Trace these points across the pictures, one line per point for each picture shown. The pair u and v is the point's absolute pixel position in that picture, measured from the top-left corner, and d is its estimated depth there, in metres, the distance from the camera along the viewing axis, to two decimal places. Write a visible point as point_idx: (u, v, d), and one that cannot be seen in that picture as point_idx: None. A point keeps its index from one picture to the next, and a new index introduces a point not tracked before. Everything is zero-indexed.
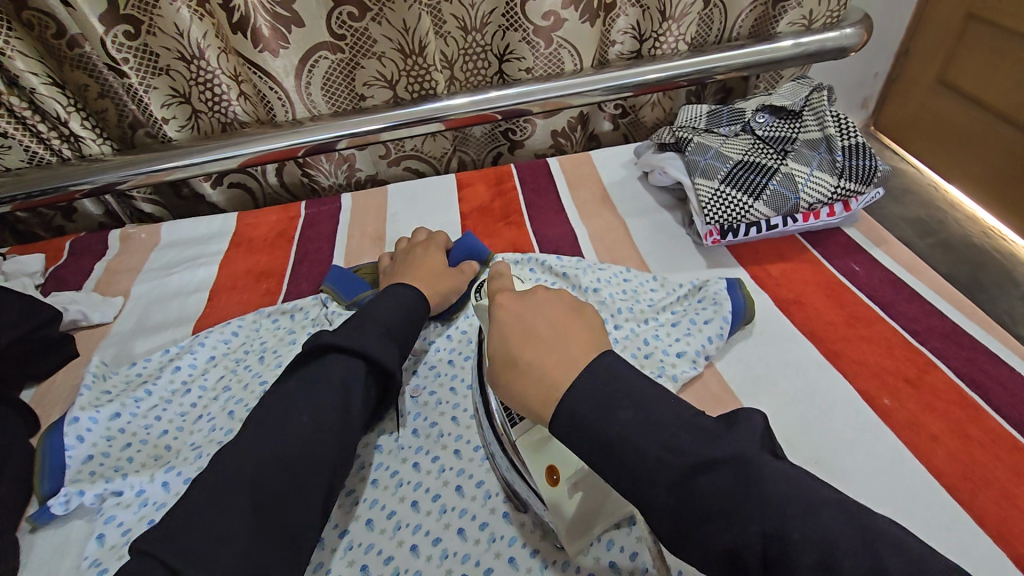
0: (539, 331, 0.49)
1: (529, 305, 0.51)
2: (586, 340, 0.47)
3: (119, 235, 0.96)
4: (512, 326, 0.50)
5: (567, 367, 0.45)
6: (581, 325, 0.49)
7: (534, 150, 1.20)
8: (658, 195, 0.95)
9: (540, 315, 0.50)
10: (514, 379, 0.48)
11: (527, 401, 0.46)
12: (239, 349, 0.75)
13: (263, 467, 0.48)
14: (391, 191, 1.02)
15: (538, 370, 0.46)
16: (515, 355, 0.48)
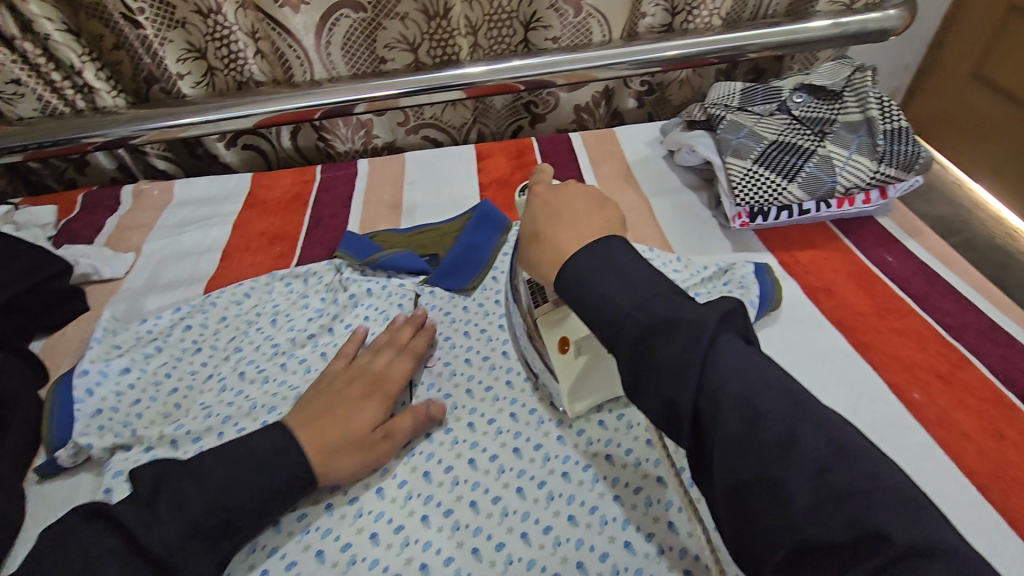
0: (565, 215, 0.51)
1: (560, 194, 0.53)
2: (602, 226, 0.49)
3: (132, 191, 0.94)
4: (540, 208, 0.53)
5: (579, 241, 0.47)
6: (604, 212, 0.51)
7: (556, 124, 1.17)
8: (683, 174, 0.92)
9: (571, 203, 0.52)
10: (535, 249, 0.51)
11: (540, 265, 0.50)
12: (252, 310, 0.73)
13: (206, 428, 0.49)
14: (409, 159, 0.99)
15: (554, 240, 0.49)
16: (543, 230, 0.51)
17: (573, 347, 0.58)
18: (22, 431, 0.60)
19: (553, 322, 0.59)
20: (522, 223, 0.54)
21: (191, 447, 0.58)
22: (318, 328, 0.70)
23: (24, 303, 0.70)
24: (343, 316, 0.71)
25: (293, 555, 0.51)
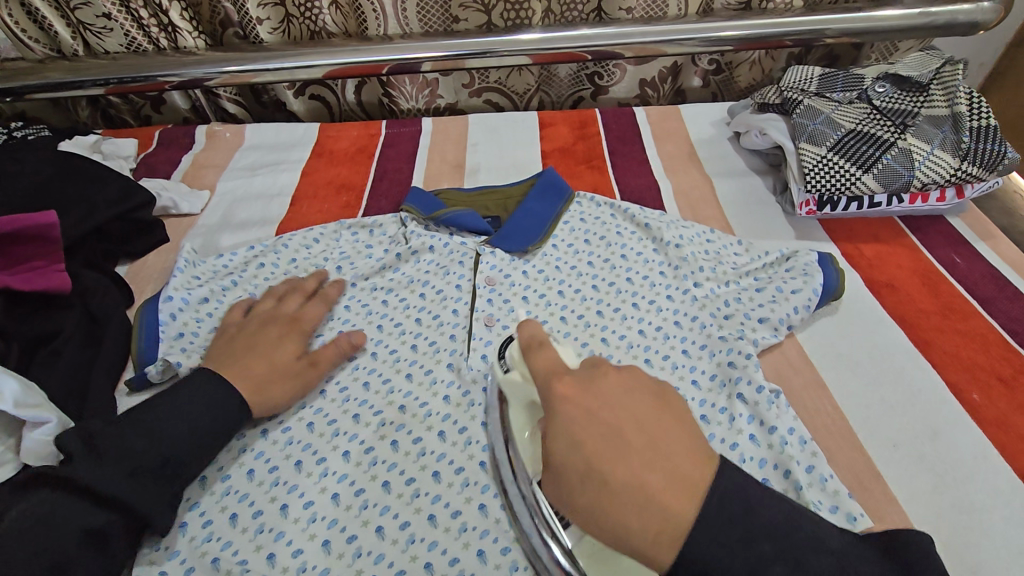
0: (631, 435, 0.37)
1: (599, 396, 0.40)
2: (691, 450, 0.37)
3: (206, 131, 0.97)
4: (583, 425, 0.38)
5: (685, 492, 0.35)
6: (668, 422, 0.39)
7: (618, 98, 1.16)
8: (747, 158, 0.91)
9: (627, 412, 0.39)
10: (612, 503, 0.36)
11: (631, 537, 0.35)
12: (320, 255, 0.76)
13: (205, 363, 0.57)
14: (472, 121, 1.01)
15: (638, 491, 0.35)
16: (605, 465, 0.36)
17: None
18: (113, 347, 0.64)
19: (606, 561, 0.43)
20: (562, 461, 0.38)
21: None
22: (383, 276, 0.74)
23: (113, 228, 0.74)
24: (406, 268, 0.74)
25: (360, 483, 0.54)
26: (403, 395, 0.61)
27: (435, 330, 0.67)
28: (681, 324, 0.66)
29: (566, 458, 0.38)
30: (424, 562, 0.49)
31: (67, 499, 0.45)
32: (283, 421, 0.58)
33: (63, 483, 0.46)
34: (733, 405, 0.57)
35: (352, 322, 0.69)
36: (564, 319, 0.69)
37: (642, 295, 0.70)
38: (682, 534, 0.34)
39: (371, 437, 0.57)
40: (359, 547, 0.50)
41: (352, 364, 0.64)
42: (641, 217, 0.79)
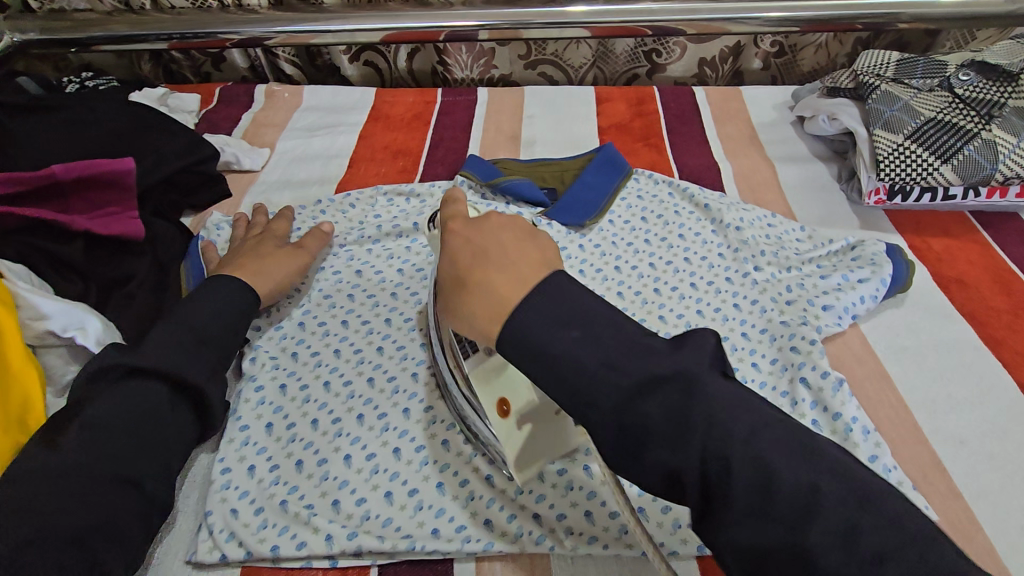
0: (494, 251, 0.42)
1: (480, 227, 0.44)
2: (541, 257, 0.41)
3: (264, 90, 0.98)
4: (461, 245, 0.44)
5: (519, 285, 0.39)
6: (533, 245, 0.42)
7: (675, 77, 1.13)
8: (810, 143, 0.88)
9: (497, 233, 0.43)
10: (463, 297, 0.41)
11: (473, 316, 0.40)
12: (376, 217, 0.76)
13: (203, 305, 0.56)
14: (528, 93, 1.00)
15: (485, 281, 0.40)
16: (463, 269, 0.42)
17: (515, 410, 0.46)
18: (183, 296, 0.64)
19: (488, 378, 0.47)
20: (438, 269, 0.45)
21: (321, 329, 0.64)
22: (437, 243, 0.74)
23: (180, 180, 0.76)
24: None
25: (421, 439, 0.54)
26: None
27: None
28: (740, 306, 0.65)
29: (443, 268, 0.44)
30: (483, 520, 0.50)
31: (160, 400, 0.49)
32: (343, 374, 0.60)
33: (149, 384, 0.49)
34: (796, 389, 0.57)
35: (406, 283, 0.69)
36: (621, 294, 0.68)
37: (700, 275, 0.69)
38: (510, 315, 0.38)
39: (429, 396, 0.57)
40: (421, 499, 0.51)
41: (408, 323, 0.64)
42: (701, 197, 0.77)
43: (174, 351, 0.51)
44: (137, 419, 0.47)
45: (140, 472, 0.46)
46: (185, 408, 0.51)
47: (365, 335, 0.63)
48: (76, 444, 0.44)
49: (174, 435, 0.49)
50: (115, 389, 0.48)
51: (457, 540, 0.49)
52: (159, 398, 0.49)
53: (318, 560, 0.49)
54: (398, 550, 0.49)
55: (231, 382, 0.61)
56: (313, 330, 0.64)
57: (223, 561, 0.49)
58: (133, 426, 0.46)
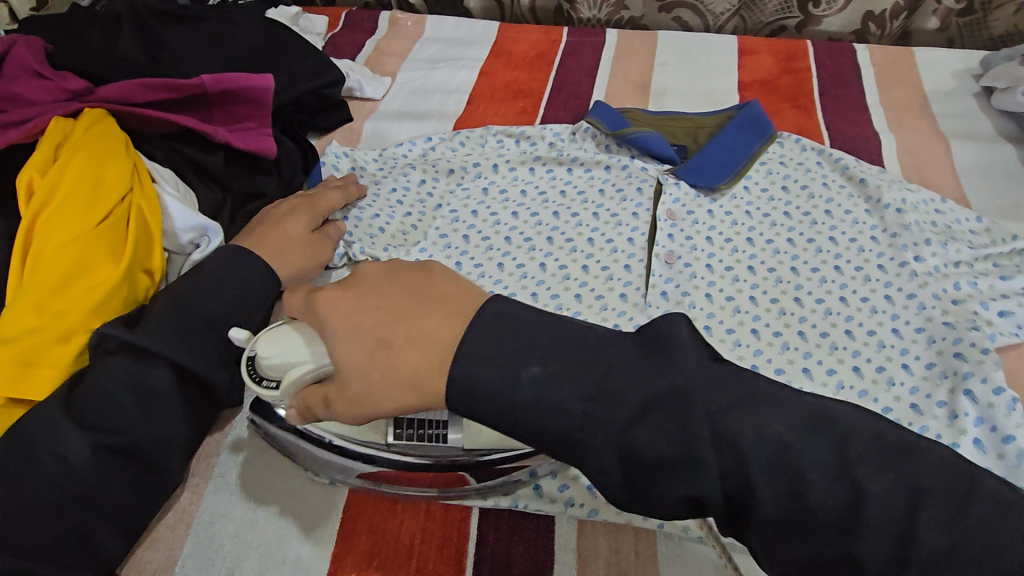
0: (399, 310, 0.38)
1: (358, 285, 0.40)
2: (452, 297, 0.38)
3: (388, 18, 0.96)
4: (354, 314, 0.38)
5: (446, 323, 0.36)
6: (423, 284, 0.39)
7: (830, 32, 0.99)
8: (995, 120, 0.76)
9: (377, 291, 0.39)
10: (399, 372, 0.36)
11: (364, 395, 0.37)
12: (493, 155, 0.74)
13: (206, 268, 0.52)
14: (662, 38, 0.91)
15: (397, 347, 0.36)
16: (377, 337, 0.37)
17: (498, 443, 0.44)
18: None
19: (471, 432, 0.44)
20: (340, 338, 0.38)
21: None
22: (552, 189, 0.70)
23: (307, 101, 0.76)
24: (577, 185, 0.70)
25: None
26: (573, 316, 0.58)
27: (610, 258, 0.63)
28: (893, 299, 0.58)
29: (350, 355, 0.37)
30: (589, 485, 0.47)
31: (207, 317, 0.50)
32: None
33: (222, 293, 0.51)
34: (957, 401, 0.49)
35: (518, 229, 0.67)
36: (752, 269, 0.62)
37: (847, 258, 0.62)
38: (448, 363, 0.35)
39: None
40: None
41: (520, 271, 0.63)
42: (857, 170, 0.69)
43: (240, 266, 0.53)
44: (192, 326, 0.48)
45: (198, 375, 0.48)
46: (211, 353, 0.49)
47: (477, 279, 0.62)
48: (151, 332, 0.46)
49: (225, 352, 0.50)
50: (178, 291, 0.50)
51: (560, 501, 0.47)
52: (219, 306, 0.51)
53: (420, 493, 0.47)
54: (499, 501, 0.47)
55: None
56: None
57: (331, 482, 0.48)
58: (193, 328, 0.48)
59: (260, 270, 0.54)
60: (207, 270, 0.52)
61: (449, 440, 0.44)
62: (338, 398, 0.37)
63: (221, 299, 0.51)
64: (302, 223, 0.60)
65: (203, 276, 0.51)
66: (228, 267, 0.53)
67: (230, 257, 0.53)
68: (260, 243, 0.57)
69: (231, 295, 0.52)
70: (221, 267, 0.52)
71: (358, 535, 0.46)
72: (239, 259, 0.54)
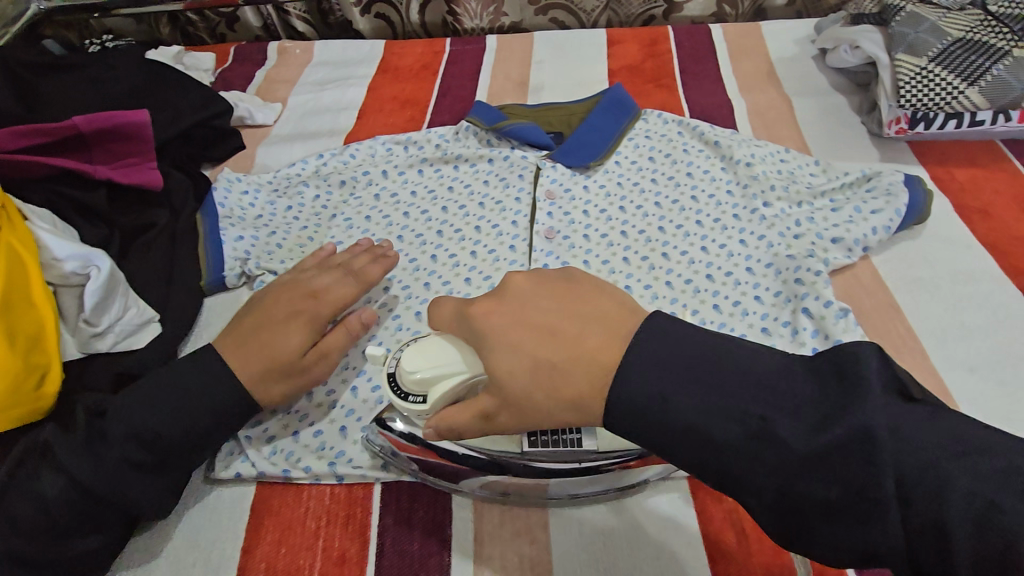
0: (561, 323, 0.38)
1: (512, 300, 0.41)
2: (614, 314, 0.38)
3: (277, 48, 1.00)
4: (512, 327, 0.39)
5: (615, 346, 0.36)
6: (572, 300, 0.40)
7: (692, 16, 1.07)
8: (831, 77, 0.85)
9: (533, 304, 0.40)
10: (563, 392, 0.36)
11: (530, 409, 0.37)
12: (382, 162, 0.78)
13: (148, 392, 0.49)
14: (537, 38, 0.98)
15: (576, 361, 0.36)
16: (542, 354, 0.37)
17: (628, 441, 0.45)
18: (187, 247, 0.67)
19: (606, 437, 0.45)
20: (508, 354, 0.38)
21: None
22: (440, 187, 0.75)
23: (195, 135, 0.78)
24: (463, 180, 0.75)
25: None
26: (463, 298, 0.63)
27: (495, 242, 0.68)
28: (746, 242, 0.65)
29: (512, 374, 0.37)
30: None
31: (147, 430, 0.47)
32: None
33: (159, 404, 0.48)
34: (798, 319, 0.56)
35: (410, 227, 0.71)
36: (625, 233, 0.68)
37: (707, 212, 0.68)
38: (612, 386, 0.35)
39: None
40: None
41: (413, 264, 0.67)
42: (711, 134, 0.76)
43: (216, 398, 0.49)
44: (135, 439, 0.47)
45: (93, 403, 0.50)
46: (154, 459, 0.47)
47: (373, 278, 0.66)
48: (108, 456, 0.46)
49: (181, 476, 0.49)
50: (123, 419, 0.48)
51: None
52: (173, 443, 0.47)
53: (324, 479, 0.51)
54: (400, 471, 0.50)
55: None
56: None
57: (239, 478, 0.52)
58: (143, 451, 0.47)
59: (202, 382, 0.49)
60: (152, 392, 0.49)
61: (584, 444, 0.45)
62: (504, 411, 0.38)
63: (158, 406, 0.49)
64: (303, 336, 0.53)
65: (147, 390, 0.49)
66: (187, 392, 0.49)
67: (197, 376, 0.49)
68: (245, 363, 0.50)
69: (170, 404, 0.48)
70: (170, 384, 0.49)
71: (266, 527, 0.49)
72: (186, 375, 0.50)
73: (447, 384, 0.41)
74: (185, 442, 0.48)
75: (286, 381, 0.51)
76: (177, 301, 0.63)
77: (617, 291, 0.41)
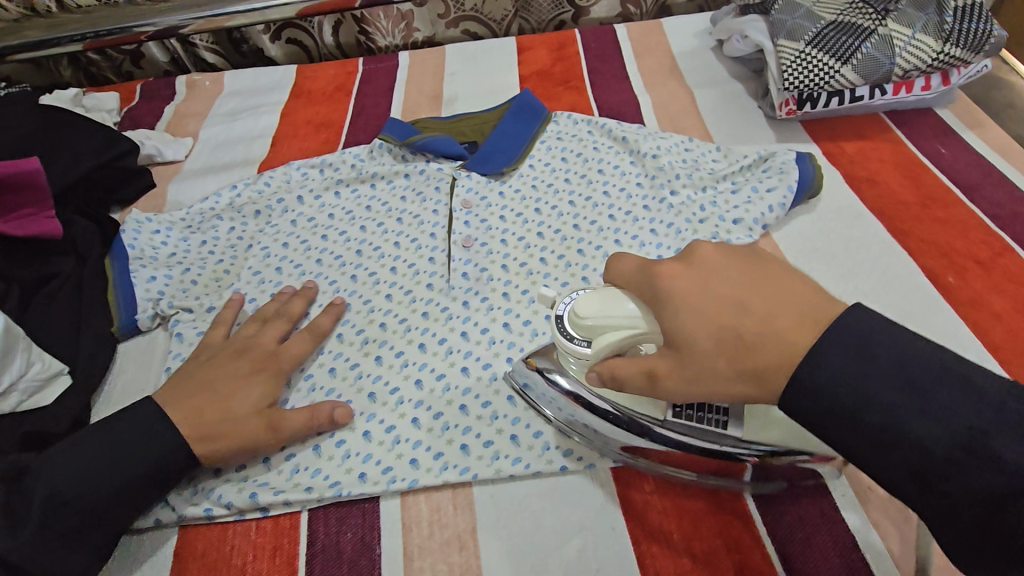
0: (749, 298, 0.37)
1: (704, 261, 0.40)
2: (809, 297, 0.36)
3: (186, 82, 0.98)
4: (697, 290, 0.38)
5: (804, 328, 0.35)
6: (767, 274, 0.38)
7: (600, 18, 1.10)
8: (729, 65, 0.89)
9: (727, 271, 0.39)
10: (746, 362, 0.36)
11: (708, 376, 0.37)
12: (297, 187, 0.77)
13: (67, 456, 0.47)
14: (449, 51, 0.99)
15: (770, 336, 0.35)
16: (734, 325, 0.36)
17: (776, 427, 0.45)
18: (96, 294, 0.65)
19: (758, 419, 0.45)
20: (689, 318, 0.37)
21: (249, 305, 0.65)
22: (357, 206, 0.75)
23: (99, 177, 0.76)
24: (379, 197, 0.75)
25: (348, 395, 0.56)
26: (383, 314, 0.63)
27: (414, 255, 0.68)
28: (656, 231, 0.67)
29: (696, 334, 0.37)
30: (409, 459, 0.51)
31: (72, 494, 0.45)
32: None
33: (84, 467, 0.46)
34: None
35: (329, 250, 0.70)
36: (541, 234, 0.69)
37: (618, 206, 0.70)
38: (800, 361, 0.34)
39: (357, 356, 0.59)
40: (348, 449, 0.52)
41: (333, 287, 0.66)
42: (619, 130, 0.78)
43: (147, 448, 0.48)
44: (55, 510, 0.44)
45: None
46: (77, 524, 0.45)
47: None
48: (28, 524, 0.43)
49: (104, 540, 0.47)
50: (38, 485, 0.45)
51: (383, 481, 0.50)
52: (99, 500, 0.46)
53: (250, 513, 0.50)
54: (326, 496, 0.50)
55: (160, 362, 0.63)
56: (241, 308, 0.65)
57: (160, 525, 0.50)
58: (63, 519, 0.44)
59: (138, 439, 0.48)
60: (71, 456, 0.47)
61: (729, 428, 0.45)
62: (675, 372, 0.38)
63: (80, 466, 0.46)
64: (260, 393, 0.53)
65: (68, 451, 0.47)
66: (113, 446, 0.48)
67: (120, 438, 0.48)
68: (189, 400, 0.51)
69: (96, 464, 0.47)
70: (94, 443, 0.47)
71: (192, 570, 0.48)
72: (114, 434, 0.48)
73: (615, 335, 0.41)
74: (113, 497, 0.46)
75: (231, 432, 0.50)
76: (87, 350, 0.61)
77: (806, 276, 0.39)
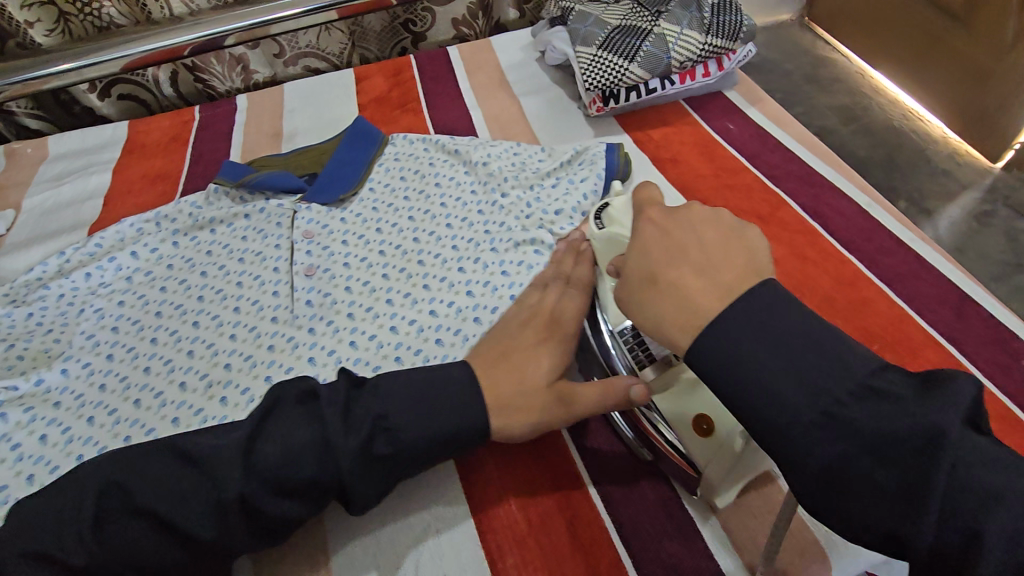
0: (696, 256, 0.39)
1: (679, 218, 0.43)
2: (746, 266, 0.38)
3: (4, 151, 0.93)
4: (659, 239, 0.42)
5: (718, 294, 0.37)
6: (739, 243, 0.40)
7: (438, 41, 1.15)
8: (552, 73, 0.96)
9: (692, 234, 0.41)
10: (651, 296, 0.39)
11: (641, 308, 0.40)
12: (131, 243, 0.75)
13: None
14: (287, 89, 1.00)
15: (679, 284, 0.38)
16: (660, 269, 0.40)
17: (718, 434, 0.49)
18: None
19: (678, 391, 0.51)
20: (630, 254, 0.42)
21: (84, 370, 0.63)
22: (197, 253, 0.74)
23: None
24: (220, 240, 0.75)
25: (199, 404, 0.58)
26: (227, 354, 0.63)
27: (258, 292, 0.69)
28: (490, 232, 0.71)
29: (637, 264, 0.41)
30: None
31: None
32: (109, 404, 0.60)
33: None
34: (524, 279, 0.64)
35: (169, 300, 0.69)
36: (382, 252, 0.72)
37: (454, 215, 0.74)
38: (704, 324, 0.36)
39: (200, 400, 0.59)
40: None
41: (174, 337, 0.65)
42: (451, 144, 0.82)
43: None
44: None
45: None
46: None
47: (131, 362, 0.63)
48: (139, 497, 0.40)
49: None
50: None
51: None
52: None
53: None
54: None
55: None
56: (76, 375, 0.63)
57: None
58: None
59: None
60: None
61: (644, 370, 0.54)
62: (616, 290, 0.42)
63: None
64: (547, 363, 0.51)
65: None
66: None
67: None
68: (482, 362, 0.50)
69: None
70: None
71: None
72: None
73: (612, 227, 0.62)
74: None
75: (528, 405, 0.48)
76: None
77: (763, 254, 0.40)
